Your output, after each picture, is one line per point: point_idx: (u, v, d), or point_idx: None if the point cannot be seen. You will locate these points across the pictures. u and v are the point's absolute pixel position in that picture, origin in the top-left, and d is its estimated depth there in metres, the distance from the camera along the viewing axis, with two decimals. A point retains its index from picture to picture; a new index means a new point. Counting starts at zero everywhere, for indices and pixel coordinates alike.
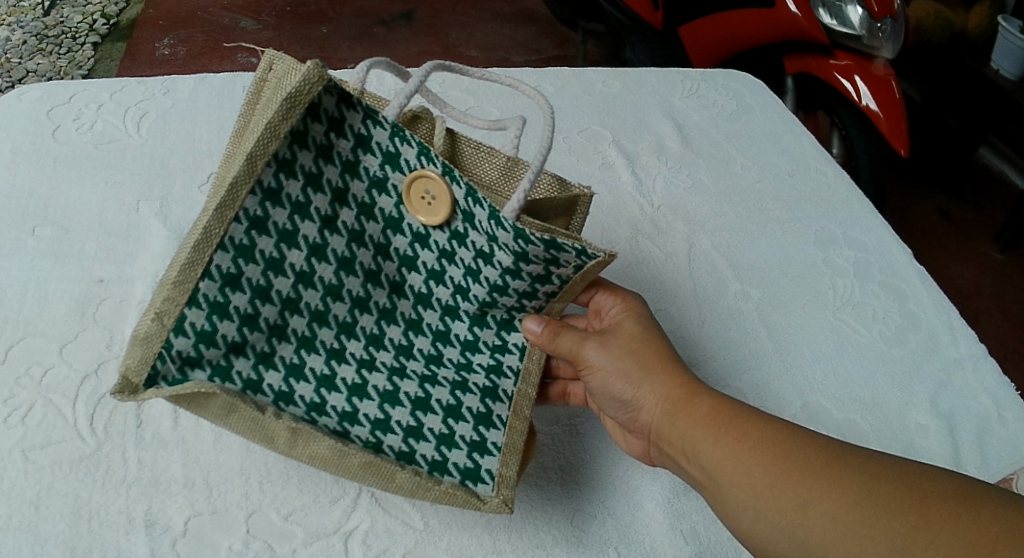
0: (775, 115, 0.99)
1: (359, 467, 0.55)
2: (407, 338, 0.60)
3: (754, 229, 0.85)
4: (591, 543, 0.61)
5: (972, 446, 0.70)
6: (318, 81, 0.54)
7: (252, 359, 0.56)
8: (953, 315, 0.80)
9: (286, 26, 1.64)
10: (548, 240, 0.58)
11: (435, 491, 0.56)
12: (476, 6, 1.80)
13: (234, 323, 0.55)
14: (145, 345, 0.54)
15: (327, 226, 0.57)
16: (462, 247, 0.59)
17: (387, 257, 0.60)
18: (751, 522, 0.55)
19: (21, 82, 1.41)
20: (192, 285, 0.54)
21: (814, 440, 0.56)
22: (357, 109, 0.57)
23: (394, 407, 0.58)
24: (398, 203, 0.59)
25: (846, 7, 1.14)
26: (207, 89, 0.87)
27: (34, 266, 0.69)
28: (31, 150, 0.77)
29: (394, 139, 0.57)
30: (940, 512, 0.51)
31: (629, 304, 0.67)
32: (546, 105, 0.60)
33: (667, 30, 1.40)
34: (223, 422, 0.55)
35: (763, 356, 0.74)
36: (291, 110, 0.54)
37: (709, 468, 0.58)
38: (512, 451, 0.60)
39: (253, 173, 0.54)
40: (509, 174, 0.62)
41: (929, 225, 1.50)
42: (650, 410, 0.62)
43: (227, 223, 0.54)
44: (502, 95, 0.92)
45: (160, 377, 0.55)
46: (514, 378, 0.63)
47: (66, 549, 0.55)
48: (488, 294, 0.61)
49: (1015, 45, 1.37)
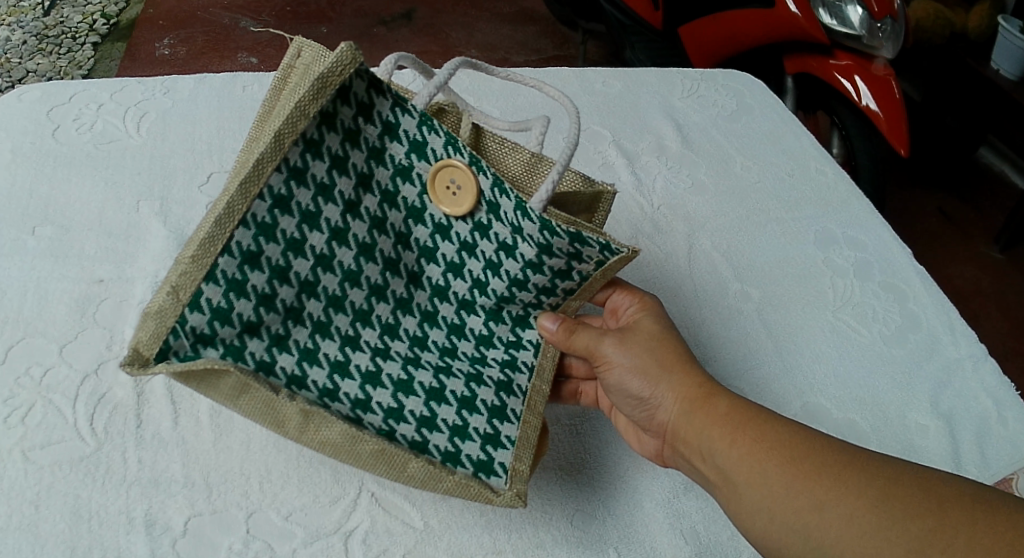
0: (774, 115, 0.99)
1: (371, 455, 0.55)
2: (423, 330, 0.61)
3: (754, 229, 0.85)
4: (591, 543, 0.61)
5: (971, 446, 0.70)
6: (351, 64, 0.55)
7: (266, 341, 0.56)
8: (953, 315, 0.80)
9: (285, 26, 1.64)
10: (573, 233, 0.60)
11: (446, 481, 0.56)
12: (476, 6, 1.80)
13: (251, 302, 0.55)
14: (158, 319, 0.53)
15: (349, 211, 0.58)
16: (484, 239, 0.60)
17: (406, 246, 0.61)
18: (766, 524, 0.55)
19: (21, 82, 1.41)
20: (211, 260, 0.53)
21: (830, 443, 0.56)
22: (386, 96, 0.58)
23: (408, 396, 0.58)
24: (421, 193, 0.60)
25: (846, 7, 1.14)
26: (207, 89, 0.87)
27: (34, 266, 0.69)
28: (31, 150, 0.77)
29: (422, 128, 0.59)
30: (956, 518, 0.51)
31: (647, 303, 0.67)
32: (573, 108, 0.61)
33: (667, 30, 1.40)
34: (234, 404, 0.54)
35: (763, 355, 0.74)
36: (322, 90, 0.55)
37: (725, 467, 0.58)
38: (525, 445, 0.60)
39: (280, 150, 0.54)
40: (533, 171, 0.63)
41: (929, 225, 1.50)
42: (668, 408, 0.61)
43: (251, 200, 0.54)
44: (502, 93, 0.92)
45: (172, 352, 0.54)
46: (529, 373, 0.63)
47: (65, 549, 0.55)
48: (506, 287, 0.61)
49: (1015, 45, 1.37)
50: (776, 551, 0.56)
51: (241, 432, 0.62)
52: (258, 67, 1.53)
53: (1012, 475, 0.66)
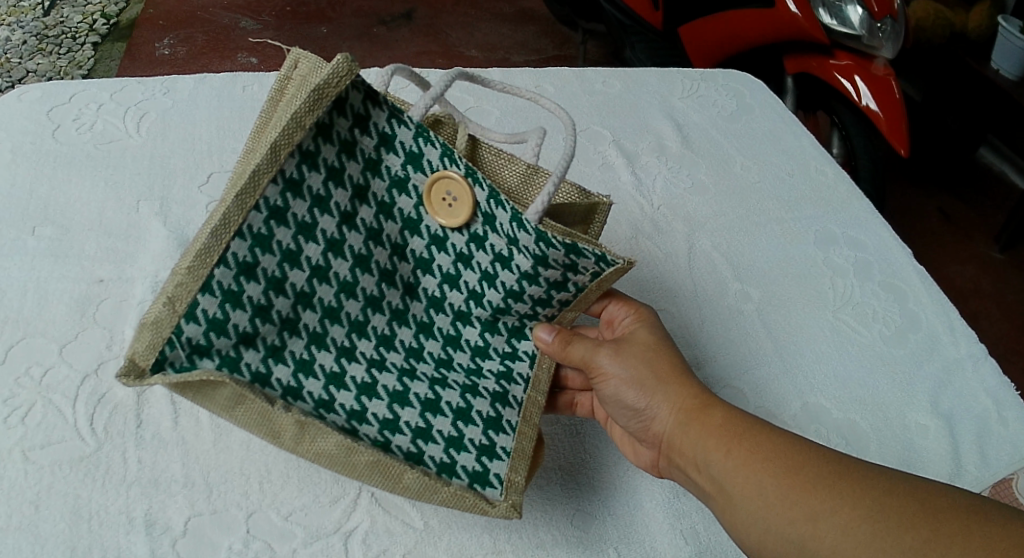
0: (774, 115, 0.99)
1: (367, 466, 0.55)
2: (418, 341, 0.60)
3: (754, 229, 0.85)
4: (591, 543, 0.61)
5: (972, 446, 0.70)
6: (347, 75, 0.55)
7: (261, 352, 0.56)
8: (953, 315, 0.80)
9: (285, 26, 1.64)
10: (569, 245, 0.59)
11: (442, 492, 0.56)
12: (476, 6, 1.80)
13: (247, 313, 0.55)
14: (154, 329, 0.53)
15: (345, 222, 0.58)
16: (480, 250, 0.60)
17: (402, 257, 0.60)
18: (761, 533, 0.56)
19: (21, 82, 1.41)
20: (207, 271, 0.54)
21: (825, 454, 0.56)
22: (382, 107, 0.58)
23: (404, 408, 0.58)
24: (418, 204, 0.60)
25: (846, 7, 1.14)
26: (207, 89, 0.87)
27: (34, 266, 0.69)
28: (31, 150, 0.77)
29: (418, 140, 0.59)
30: (951, 528, 0.51)
31: (642, 315, 0.67)
32: (568, 119, 0.61)
33: (667, 30, 1.40)
34: (229, 414, 0.54)
35: (763, 355, 0.74)
36: (318, 102, 0.55)
37: (720, 478, 0.58)
38: (521, 456, 0.59)
39: (276, 162, 0.55)
40: (529, 181, 0.63)
41: (929, 225, 1.50)
42: (663, 419, 0.61)
43: (247, 211, 0.54)
44: (502, 96, 0.92)
45: (167, 363, 0.54)
46: (525, 385, 0.63)
47: (66, 549, 0.55)
48: (502, 299, 0.61)
49: (1015, 45, 1.37)
50: None
51: (241, 433, 0.62)
52: (258, 67, 1.53)
53: (1013, 475, 0.66)
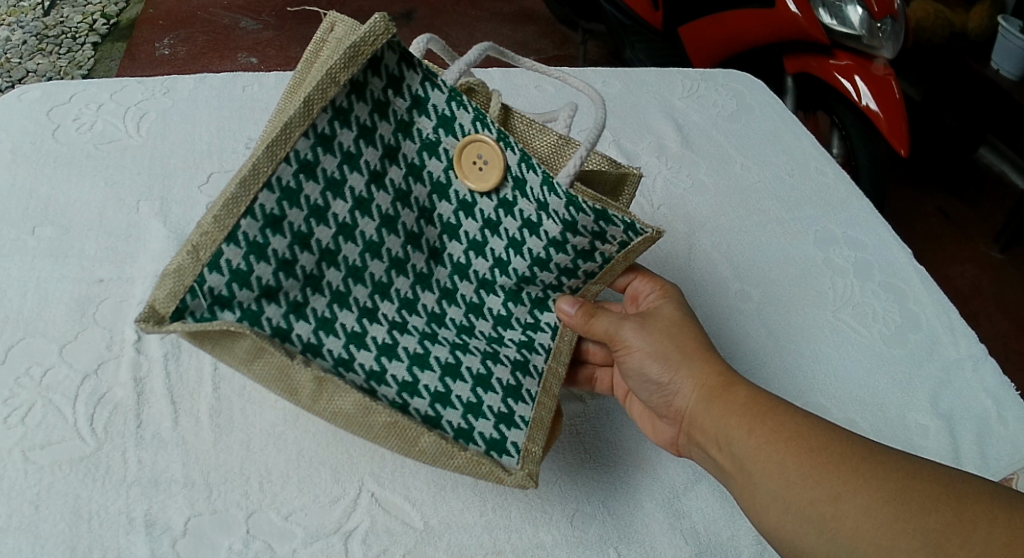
0: (774, 115, 0.99)
1: (384, 428, 0.55)
2: (440, 306, 0.61)
3: (753, 228, 0.85)
4: (591, 543, 0.61)
5: (971, 445, 0.70)
6: (383, 34, 0.56)
7: (284, 308, 0.55)
8: (952, 314, 0.80)
9: (285, 26, 1.64)
10: (600, 210, 0.61)
11: (458, 458, 0.56)
12: (476, 6, 1.80)
13: (271, 266, 0.55)
14: (177, 277, 0.53)
15: (374, 181, 0.58)
16: (508, 217, 0.60)
17: (430, 221, 0.61)
18: (780, 514, 0.55)
19: (21, 82, 1.41)
20: (233, 222, 0.53)
21: (848, 436, 0.57)
22: (416, 70, 0.59)
23: (424, 370, 0.58)
24: (447, 168, 0.60)
25: (846, 7, 1.14)
26: (207, 89, 0.87)
27: (34, 266, 0.69)
28: (31, 150, 0.77)
29: (451, 104, 0.59)
30: (971, 512, 0.51)
31: (667, 290, 0.68)
32: (598, 96, 0.63)
33: (667, 29, 1.40)
34: (246, 369, 0.54)
35: (763, 355, 0.74)
36: (354, 58, 0.55)
37: (742, 457, 0.58)
38: (540, 426, 0.59)
39: (309, 116, 0.55)
40: (559, 152, 0.63)
41: (929, 225, 1.50)
42: (686, 394, 0.62)
43: (277, 162, 0.54)
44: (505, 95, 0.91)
45: (188, 312, 0.53)
46: (545, 355, 0.63)
47: (66, 549, 0.55)
48: (528, 267, 0.62)
49: (1015, 45, 1.37)
50: (789, 543, 0.55)
51: (241, 432, 0.62)
52: (258, 67, 1.53)
53: (1012, 474, 0.66)
